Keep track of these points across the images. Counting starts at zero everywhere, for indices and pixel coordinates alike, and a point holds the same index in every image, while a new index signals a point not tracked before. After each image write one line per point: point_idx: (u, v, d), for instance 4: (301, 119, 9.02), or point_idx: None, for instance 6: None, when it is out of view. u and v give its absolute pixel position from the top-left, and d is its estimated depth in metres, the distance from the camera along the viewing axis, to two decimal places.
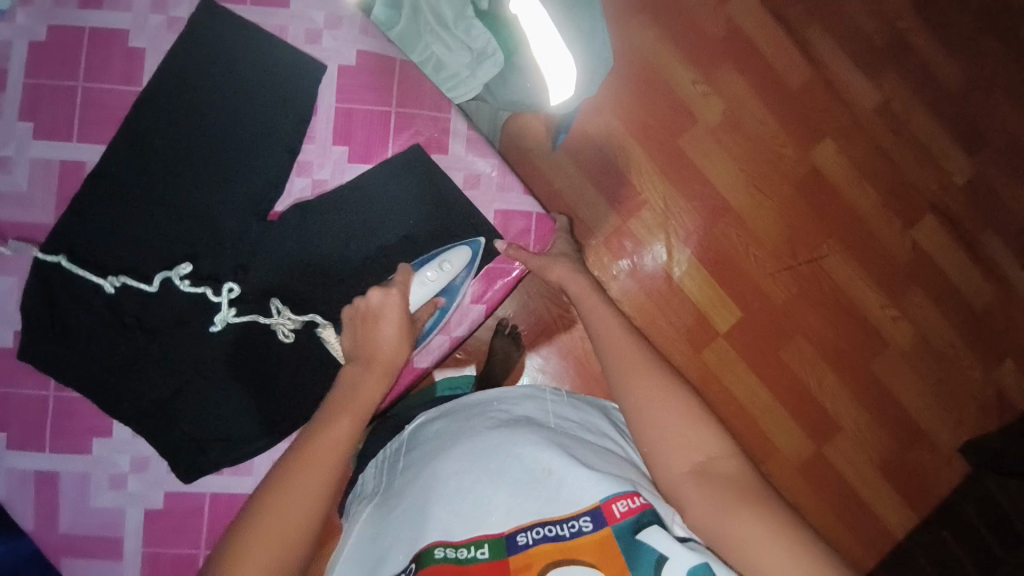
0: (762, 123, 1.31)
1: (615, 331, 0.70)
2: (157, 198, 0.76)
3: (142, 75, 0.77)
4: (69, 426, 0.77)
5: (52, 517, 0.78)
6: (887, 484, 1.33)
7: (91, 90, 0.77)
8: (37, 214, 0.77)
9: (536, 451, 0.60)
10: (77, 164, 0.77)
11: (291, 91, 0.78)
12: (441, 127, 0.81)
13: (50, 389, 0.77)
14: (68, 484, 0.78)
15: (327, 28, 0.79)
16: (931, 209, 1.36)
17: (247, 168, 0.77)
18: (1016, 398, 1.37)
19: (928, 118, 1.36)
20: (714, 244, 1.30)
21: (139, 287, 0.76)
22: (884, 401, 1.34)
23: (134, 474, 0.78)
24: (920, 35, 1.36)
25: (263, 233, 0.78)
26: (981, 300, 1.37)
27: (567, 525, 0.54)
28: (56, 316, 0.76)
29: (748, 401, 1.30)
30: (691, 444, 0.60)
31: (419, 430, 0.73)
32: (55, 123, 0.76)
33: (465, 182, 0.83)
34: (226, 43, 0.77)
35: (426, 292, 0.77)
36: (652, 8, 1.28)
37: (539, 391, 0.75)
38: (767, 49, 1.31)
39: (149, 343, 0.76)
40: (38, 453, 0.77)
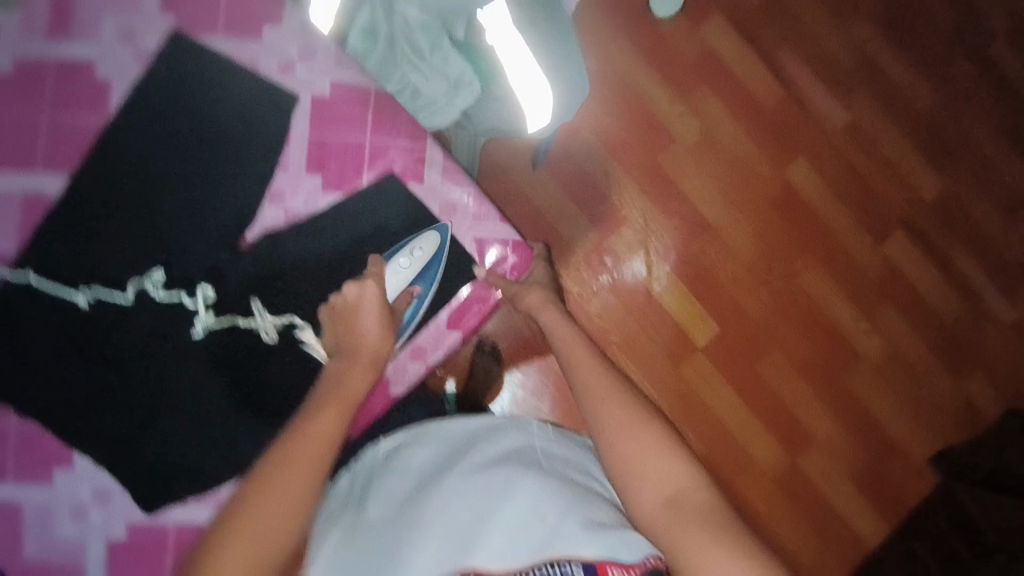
0: (736, 142, 1.34)
1: (583, 361, 0.72)
2: (126, 224, 0.76)
3: (109, 105, 0.77)
4: (30, 457, 0.76)
5: (15, 549, 0.77)
6: (861, 495, 1.36)
7: (59, 121, 0.76)
8: (3, 243, 0.76)
9: (530, 498, 0.62)
10: (41, 195, 0.76)
11: (264, 120, 0.79)
12: (417, 158, 0.82)
13: (11, 421, 0.76)
14: (32, 516, 0.77)
15: (301, 59, 0.79)
16: (901, 225, 1.39)
17: (222, 190, 0.78)
18: (984, 408, 1.41)
19: (896, 137, 1.40)
20: (691, 259, 1.32)
21: (113, 297, 0.76)
22: (858, 414, 1.37)
23: (96, 505, 0.77)
24: (887, 56, 1.40)
25: (240, 253, 0.78)
26: (950, 313, 1.41)
27: (556, 569, 0.53)
28: (16, 343, 0.75)
29: (725, 415, 1.32)
30: (659, 476, 0.61)
31: (407, 458, 0.75)
32: (19, 150, 0.76)
33: (441, 211, 0.84)
34: (200, 71, 0.77)
35: (399, 280, 0.79)
36: (629, 29, 1.30)
37: (523, 423, 0.79)
38: (741, 69, 1.34)
39: (115, 372, 0.76)
40: (3, 484, 0.76)
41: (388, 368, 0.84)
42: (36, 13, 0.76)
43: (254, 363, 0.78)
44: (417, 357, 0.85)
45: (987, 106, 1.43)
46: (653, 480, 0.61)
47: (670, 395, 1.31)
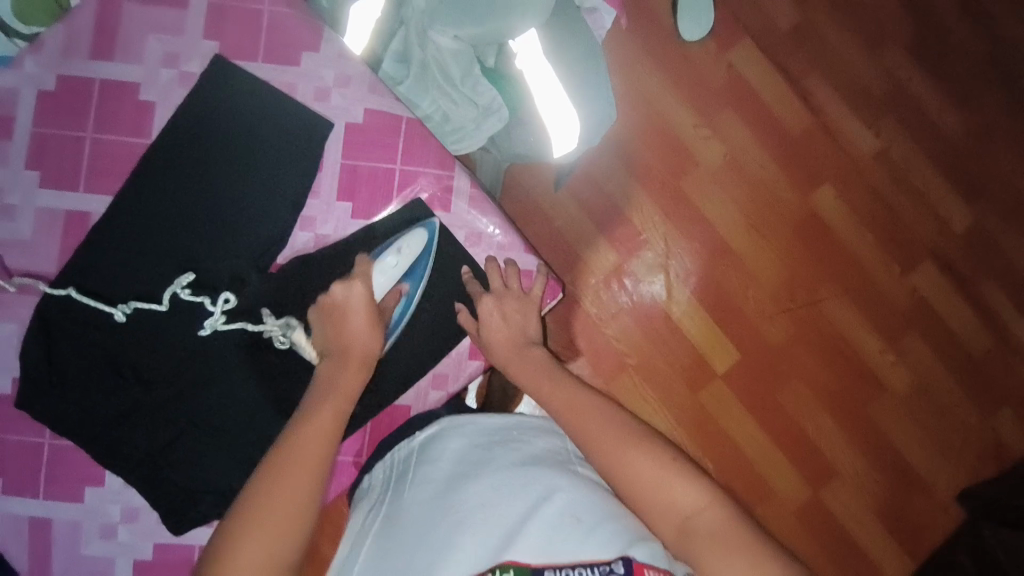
0: (762, 167, 1.32)
1: (576, 402, 0.72)
2: (161, 245, 0.77)
3: (151, 128, 0.78)
4: (64, 474, 0.77)
5: (43, 563, 0.77)
6: (883, 532, 1.33)
7: (101, 141, 0.78)
8: (41, 261, 0.77)
9: (564, 500, 0.65)
10: (83, 215, 0.77)
11: (299, 148, 0.79)
12: (444, 185, 0.83)
13: (46, 436, 0.77)
14: (61, 532, 0.77)
15: (337, 86, 0.80)
16: (930, 256, 1.37)
17: (251, 216, 0.78)
18: (1012, 446, 1.37)
19: (926, 167, 1.38)
20: (713, 284, 1.31)
21: (150, 308, 0.76)
22: (881, 447, 1.34)
23: (126, 524, 0.78)
24: (918, 84, 1.38)
25: (266, 279, 0.78)
26: (979, 347, 1.37)
27: (597, 569, 0.57)
28: (53, 361, 0.76)
29: (744, 445, 1.30)
30: (671, 497, 0.63)
31: (433, 444, 0.78)
32: (61, 172, 0.77)
33: (467, 240, 0.85)
34: (241, 96, 0.78)
35: (387, 280, 0.78)
36: (656, 51, 1.30)
37: (553, 431, 0.82)
38: (768, 96, 1.33)
39: (145, 395, 0.76)
40: (32, 499, 0.77)
41: (409, 394, 0.85)
42: (80, 33, 0.78)
43: (277, 397, 0.78)
44: (437, 385, 0.86)
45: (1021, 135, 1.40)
46: (667, 504, 0.63)
47: (688, 422, 1.29)
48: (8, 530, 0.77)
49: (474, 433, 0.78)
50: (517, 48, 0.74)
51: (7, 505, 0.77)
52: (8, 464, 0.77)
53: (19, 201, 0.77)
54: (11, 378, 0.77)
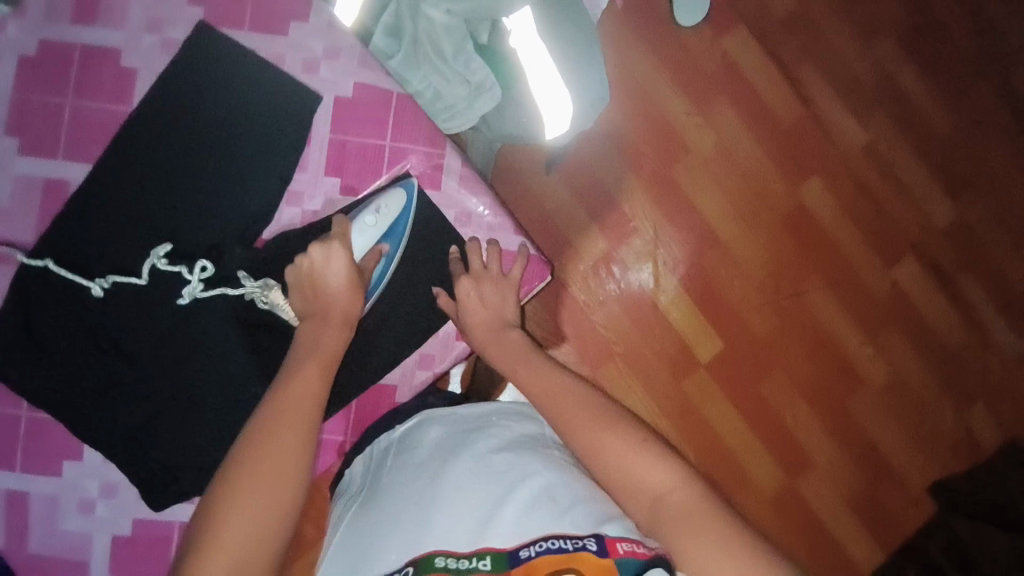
0: (753, 157, 1.33)
1: (552, 388, 0.73)
2: (144, 216, 0.75)
3: (133, 95, 0.76)
4: (40, 448, 0.76)
5: (15, 538, 0.76)
6: (857, 520, 1.36)
7: (81, 108, 0.75)
8: (19, 231, 0.75)
9: (540, 483, 0.66)
10: (62, 183, 0.75)
11: (287, 120, 0.78)
12: (434, 163, 0.82)
13: (23, 409, 0.75)
14: (36, 507, 0.76)
15: (326, 58, 0.78)
16: (913, 250, 1.39)
17: (235, 189, 0.77)
18: (985, 438, 1.40)
19: (913, 162, 1.39)
20: (699, 273, 1.31)
21: (129, 282, 0.75)
22: (858, 438, 1.36)
23: (104, 498, 0.77)
24: (908, 79, 1.39)
25: (252, 252, 0.77)
26: (957, 341, 1.40)
27: (571, 541, 0.58)
28: (31, 334, 0.74)
29: (725, 432, 1.32)
30: (645, 476, 0.64)
31: (412, 433, 0.78)
32: (40, 138, 0.75)
33: (457, 220, 0.85)
34: (227, 64, 0.76)
35: (367, 238, 0.78)
36: (650, 37, 1.29)
37: (532, 415, 0.82)
38: (761, 86, 1.33)
39: (126, 368, 0.75)
40: (7, 473, 0.75)
41: (395, 372, 0.85)
42: None
43: (261, 374, 0.78)
44: (423, 365, 0.85)
45: (1006, 133, 1.42)
46: (637, 485, 0.64)
47: (671, 409, 1.31)
48: None
49: (453, 421, 0.78)
50: (510, 25, 0.72)
51: None
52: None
53: None
54: None
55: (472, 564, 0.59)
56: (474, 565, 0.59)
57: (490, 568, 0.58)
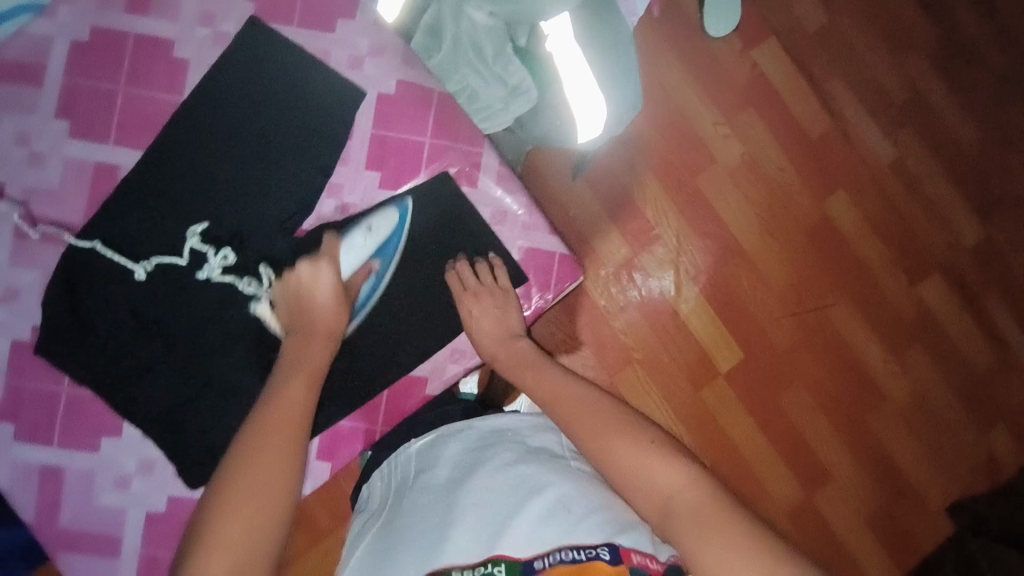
0: (779, 169, 1.32)
1: (562, 392, 0.77)
2: (189, 203, 0.77)
3: (185, 86, 0.78)
4: (79, 424, 0.77)
5: (51, 513, 0.77)
6: (874, 540, 1.34)
7: (133, 96, 0.78)
8: (68, 212, 0.77)
9: (556, 497, 0.71)
10: (112, 168, 0.77)
11: (330, 113, 0.79)
12: (473, 162, 0.82)
13: (63, 385, 0.77)
14: (72, 481, 0.77)
15: (370, 55, 0.80)
16: (939, 268, 1.37)
17: (279, 179, 0.79)
18: (1007, 462, 1.38)
19: (940, 179, 1.38)
20: (721, 283, 1.31)
21: (171, 262, 0.77)
22: (878, 457, 1.35)
23: (140, 475, 0.78)
24: (939, 96, 1.38)
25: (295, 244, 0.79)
26: (981, 363, 1.38)
27: (583, 551, 0.65)
28: (77, 312, 0.76)
29: (742, 444, 1.31)
30: (655, 477, 0.67)
31: (430, 448, 0.83)
32: (92, 124, 0.77)
33: (492, 218, 0.84)
34: (275, 58, 0.78)
35: (355, 255, 0.79)
36: (680, 47, 1.30)
37: (549, 425, 0.86)
38: (789, 99, 1.33)
39: (167, 350, 0.77)
40: (45, 448, 0.77)
41: (425, 366, 0.84)
42: None
43: None
44: (455, 358, 0.85)
45: None
46: (646, 488, 0.67)
47: (689, 419, 1.30)
48: (17, 478, 0.77)
49: (470, 435, 0.82)
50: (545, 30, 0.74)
51: (17, 453, 0.76)
52: (21, 412, 0.76)
53: (47, 149, 0.77)
54: (29, 326, 0.76)
55: (486, 570, 0.65)
56: (491, 571, 0.65)
57: (505, 574, 0.65)
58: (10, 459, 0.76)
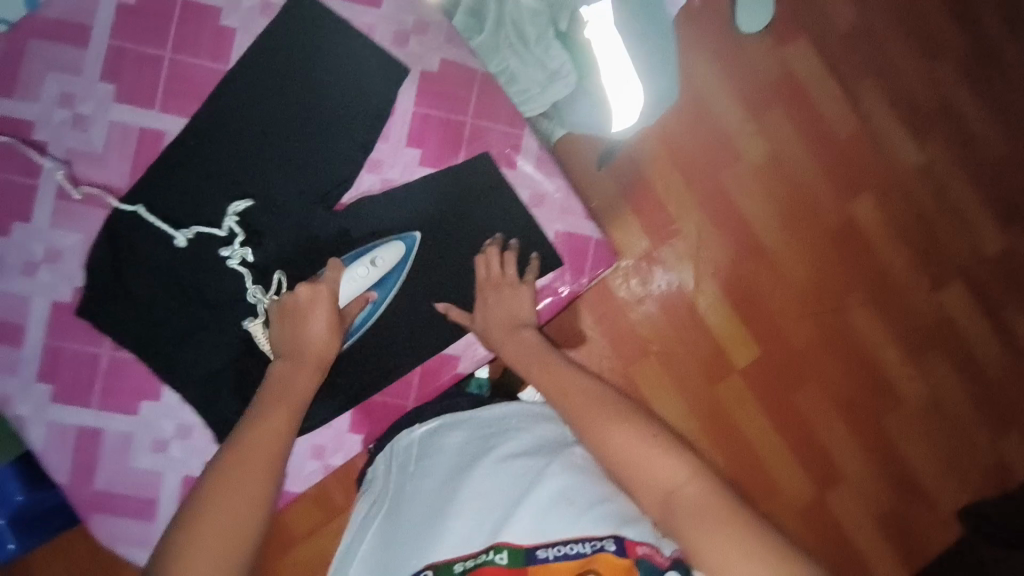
0: (804, 167, 1.32)
1: (572, 385, 0.76)
2: (230, 172, 0.78)
3: (230, 54, 0.79)
4: (117, 386, 0.78)
5: (87, 474, 0.78)
6: (882, 541, 1.34)
7: (179, 63, 0.78)
8: (111, 175, 0.78)
9: (561, 485, 0.70)
10: (156, 134, 0.78)
11: (373, 89, 0.80)
12: (513, 143, 0.82)
13: (105, 348, 0.78)
14: (110, 443, 0.78)
15: (415, 33, 0.80)
16: (960, 273, 1.37)
17: (319, 153, 0.80)
18: (1018, 468, 1.38)
19: (966, 185, 1.37)
20: (740, 280, 1.31)
21: (211, 232, 0.77)
22: (890, 459, 1.35)
23: (178, 440, 0.79)
24: (968, 101, 1.37)
25: (334, 217, 0.80)
26: (997, 369, 1.38)
27: (587, 543, 0.63)
28: (119, 276, 0.77)
29: (754, 440, 1.31)
30: (658, 474, 0.68)
31: (435, 437, 0.81)
32: (137, 89, 0.78)
33: (530, 200, 0.84)
34: (322, 32, 0.79)
35: (355, 287, 0.77)
36: (711, 41, 1.29)
37: (555, 412, 0.84)
38: (818, 97, 1.32)
39: (206, 316, 0.78)
40: (83, 409, 0.78)
41: (457, 344, 0.85)
42: None
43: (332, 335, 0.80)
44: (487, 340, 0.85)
45: None
46: (648, 482, 0.68)
47: (702, 413, 1.30)
48: (53, 439, 0.78)
49: (474, 424, 0.81)
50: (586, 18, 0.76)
51: (53, 413, 0.77)
52: (60, 374, 0.78)
53: (91, 112, 0.78)
54: (70, 287, 0.77)
55: (487, 558, 0.65)
56: (493, 559, 0.65)
57: (507, 562, 0.64)
58: (48, 420, 0.77)
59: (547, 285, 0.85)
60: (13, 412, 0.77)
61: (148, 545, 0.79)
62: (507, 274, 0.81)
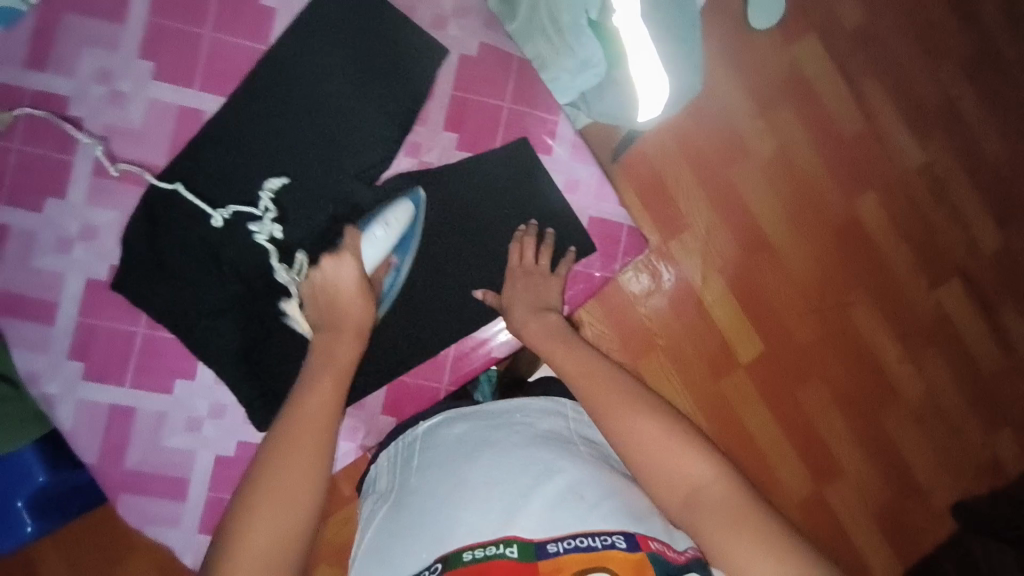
0: (811, 166, 1.34)
1: (593, 369, 0.73)
2: (271, 149, 0.78)
3: (271, 34, 0.79)
4: (152, 364, 0.78)
5: (118, 452, 0.78)
6: (879, 535, 1.37)
7: (219, 41, 0.78)
8: (150, 152, 0.78)
9: (569, 479, 0.67)
10: (196, 112, 0.78)
11: (413, 70, 0.81)
12: (550, 130, 0.84)
13: (140, 325, 0.77)
14: (143, 421, 0.78)
15: (455, 16, 0.83)
16: (959, 273, 1.40)
17: (359, 132, 0.80)
18: (1010, 465, 1.42)
19: (966, 187, 1.40)
20: (747, 276, 1.33)
21: (246, 211, 0.77)
22: (887, 453, 1.38)
23: (212, 418, 0.79)
24: (970, 104, 1.40)
25: (373, 196, 0.80)
26: (992, 367, 1.41)
27: (599, 538, 0.59)
28: (156, 252, 0.77)
29: (757, 434, 1.33)
30: (679, 471, 0.65)
31: (438, 430, 0.78)
32: (176, 66, 0.78)
33: (565, 186, 0.86)
34: (364, 13, 0.80)
35: (376, 249, 0.77)
36: (723, 38, 1.30)
37: (558, 407, 0.81)
38: (826, 96, 1.34)
39: (244, 292, 0.78)
40: (116, 387, 0.77)
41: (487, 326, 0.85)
42: None
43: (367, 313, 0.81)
44: None
45: None
46: (665, 479, 0.65)
47: (707, 405, 1.32)
48: (83, 417, 0.77)
49: (479, 417, 0.78)
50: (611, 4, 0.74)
51: (83, 391, 0.77)
52: (92, 351, 0.77)
53: (129, 89, 0.77)
54: (106, 264, 0.77)
55: (498, 551, 0.60)
56: (502, 552, 0.59)
57: (518, 557, 0.58)
58: (79, 398, 0.77)
59: (581, 270, 0.86)
60: (40, 390, 0.76)
61: (180, 525, 0.79)
62: (539, 264, 0.82)
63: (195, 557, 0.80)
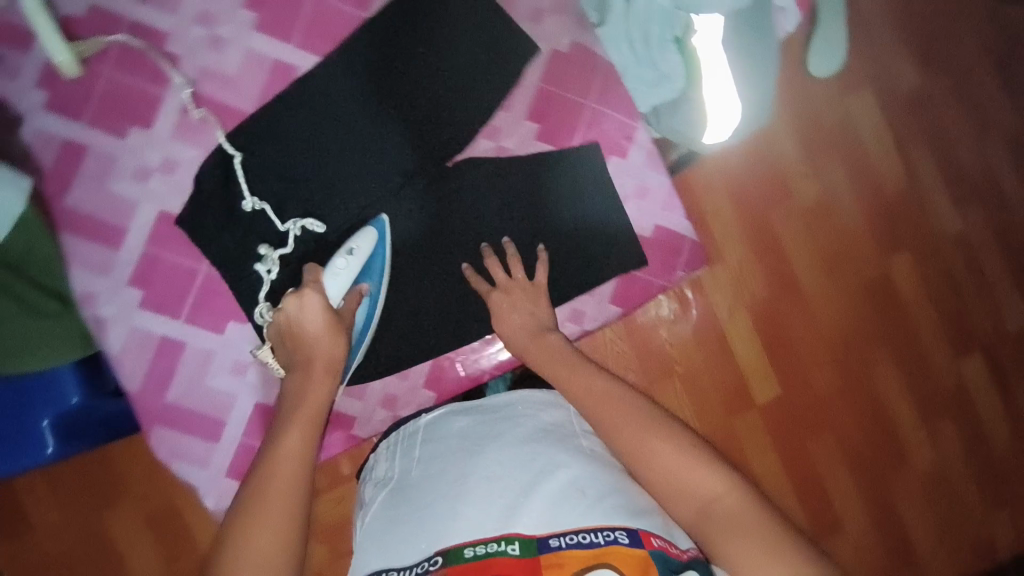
0: (851, 218, 1.35)
1: (593, 385, 0.75)
2: (360, 113, 0.87)
3: (371, 5, 0.89)
4: (207, 306, 0.87)
5: (160, 384, 0.87)
6: None
7: (321, 6, 0.89)
8: (239, 97, 0.88)
9: (571, 475, 0.69)
10: (292, 66, 0.88)
11: (502, 58, 0.89)
12: (628, 135, 0.92)
13: (201, 267, 0.87)
14: (189, 358, 0.87)
15: (550, 11, 0.92)
16: (982, 347, 1.40)
17: (443, 109, 0.88)
18: (1007, 547, 1.40)
19: (999, 262, 1.41)
20: (775, 317, 1.32)
21: (270, 220, 0.86)
22: (889, 516, 1.36)
23: (252, 369, 0.89)
24: (1012, 183, 1.42)
25: (445, 169, 0.89)
26: (1002, 446, 1.41)
27: (601, 534, 0.61)
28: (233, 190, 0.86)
29: (763, 477, 1.32)
30: (691, 487, 0.65)
31: (439, 424, 0.81)
32: (277, 18, 0.88)
33: (635, 192, 0.95)
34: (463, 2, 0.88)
35: (342, 280, 0.82)
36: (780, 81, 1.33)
37: (560, 402, 0.82)
38: (873, 152, 1.36)
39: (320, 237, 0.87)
40: (172, 320, 0.87)
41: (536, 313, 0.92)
42: None
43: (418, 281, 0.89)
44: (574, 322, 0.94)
45: None
46: (684, 493, 0.65)
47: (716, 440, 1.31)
48: (130, 346, 0.86)
49: (480, 412, 0.81)
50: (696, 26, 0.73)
51: (137, 322, 0.86)
52: (152, 282, 0.86)
53: (231, 36, 0.88)
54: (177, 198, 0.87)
55: (498, 548, 0.62)
56: (505, 549, 0.62)
57: (520, 553, 0.61)
58: (137, 326, 0.86)
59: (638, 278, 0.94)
60: (94, 311, 0.85)
61: (210, 462, 0.88)
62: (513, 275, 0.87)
63: (214, 500, 0.88)
